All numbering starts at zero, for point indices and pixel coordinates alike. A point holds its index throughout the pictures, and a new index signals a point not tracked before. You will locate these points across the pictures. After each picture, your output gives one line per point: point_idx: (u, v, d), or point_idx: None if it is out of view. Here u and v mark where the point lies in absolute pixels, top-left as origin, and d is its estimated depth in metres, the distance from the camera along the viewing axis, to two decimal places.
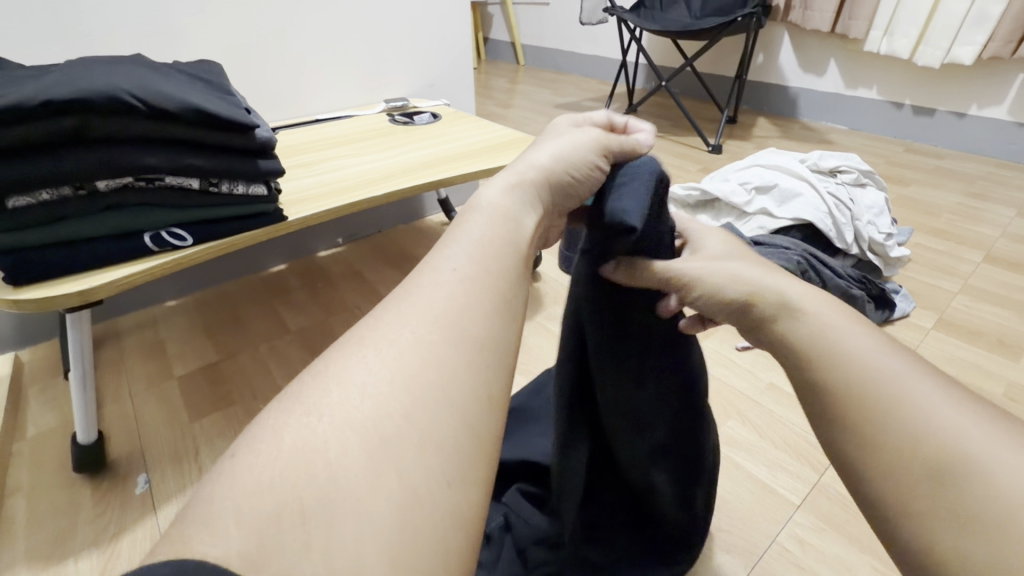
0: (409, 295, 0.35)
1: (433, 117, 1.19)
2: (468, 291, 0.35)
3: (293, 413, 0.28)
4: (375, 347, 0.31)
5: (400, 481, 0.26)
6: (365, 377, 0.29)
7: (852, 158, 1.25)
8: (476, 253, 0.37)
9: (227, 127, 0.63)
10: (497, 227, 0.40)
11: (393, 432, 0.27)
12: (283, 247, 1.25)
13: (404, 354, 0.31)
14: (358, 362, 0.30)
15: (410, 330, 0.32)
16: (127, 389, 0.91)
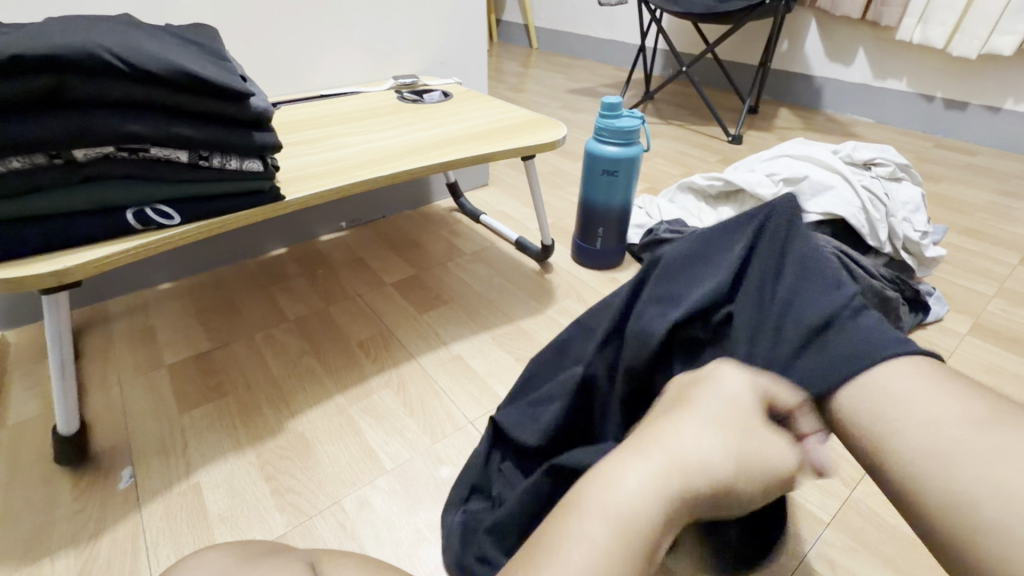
0: (624, 463, 0.41)
1: (443, 95, 1.12)
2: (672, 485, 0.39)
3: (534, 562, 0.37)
4: (562, 548, 0.37)
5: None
6: (584, 532, 0.37)
7: (887, 150, 1.18)
8: (686, 449, 0.41)
9: (218, 93, 0.57)
10: (673, 449, 0.41)
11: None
12: (283, 231, 1.20)
13: (613, 519, 0.37)
14: (578, 521, 0.38)
15: (594, 526, 0.37)
16: (115, 376, 0.86)
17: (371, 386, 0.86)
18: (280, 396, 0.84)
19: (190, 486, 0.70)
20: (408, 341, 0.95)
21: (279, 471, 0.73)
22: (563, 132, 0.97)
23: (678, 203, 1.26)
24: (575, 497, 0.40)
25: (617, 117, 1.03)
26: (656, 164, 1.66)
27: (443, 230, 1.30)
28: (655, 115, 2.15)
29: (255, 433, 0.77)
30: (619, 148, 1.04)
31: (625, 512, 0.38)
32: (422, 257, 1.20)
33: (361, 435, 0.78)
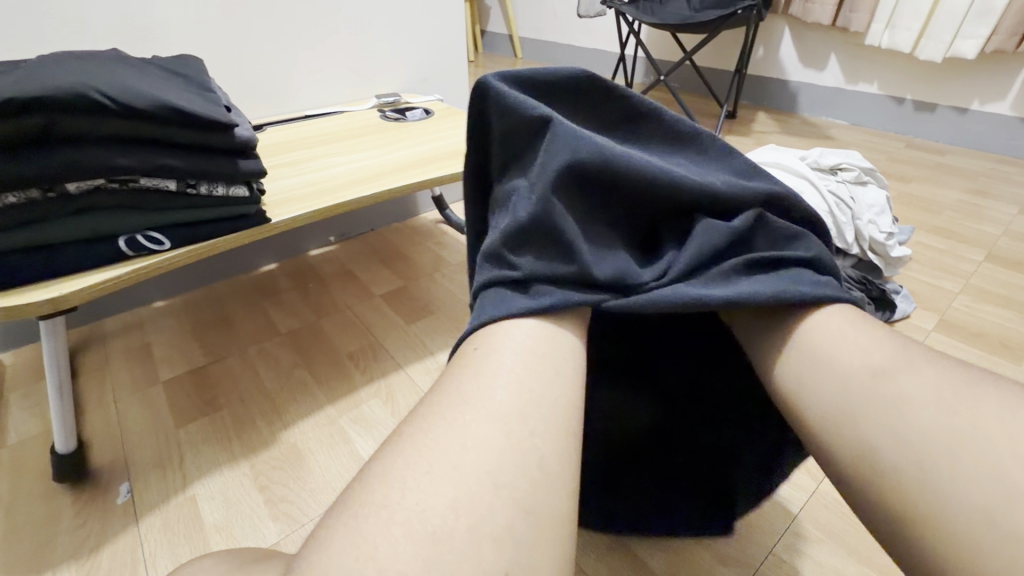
0: (455, 404, 0.35)
1: (425, 112, 1.16)
2: (516, 425, 0.34)
3: (342, 529, 0.29)
4: (454, 417, 0.34)
5: (468, 531, 0.29)
6: (401, 479, 0.31)
7: (853, 155, 1.23)
8: (516, 382, 0.36)
9: (204, 126, 0.60)
10: (489, 411, 0.34)
11: (446, 525, 0.29)
12: (273, 248, 1.23)
13: (443, 465, 0.31)
14: (392, 471, 0.31)
15: (413, 483, 0.30)
16: (111, 394, 0.89)
17: (360, 397, 0.89)
18: (272, 409, 0.86)
19: (187, 498, 0.73)
20: (396, 352, 0.99)
21: (273, 481, 0.76)
22: None
23: None
24: (389, 458, 0.32)
25: None
26: None
27: (430, 242, 1.34)
28: None
29: (249, 445, 0.80)
30: None
31: (524, 395, 0.36)
32: (409, 268, 1.23)
33: (351, 444, 0.81)
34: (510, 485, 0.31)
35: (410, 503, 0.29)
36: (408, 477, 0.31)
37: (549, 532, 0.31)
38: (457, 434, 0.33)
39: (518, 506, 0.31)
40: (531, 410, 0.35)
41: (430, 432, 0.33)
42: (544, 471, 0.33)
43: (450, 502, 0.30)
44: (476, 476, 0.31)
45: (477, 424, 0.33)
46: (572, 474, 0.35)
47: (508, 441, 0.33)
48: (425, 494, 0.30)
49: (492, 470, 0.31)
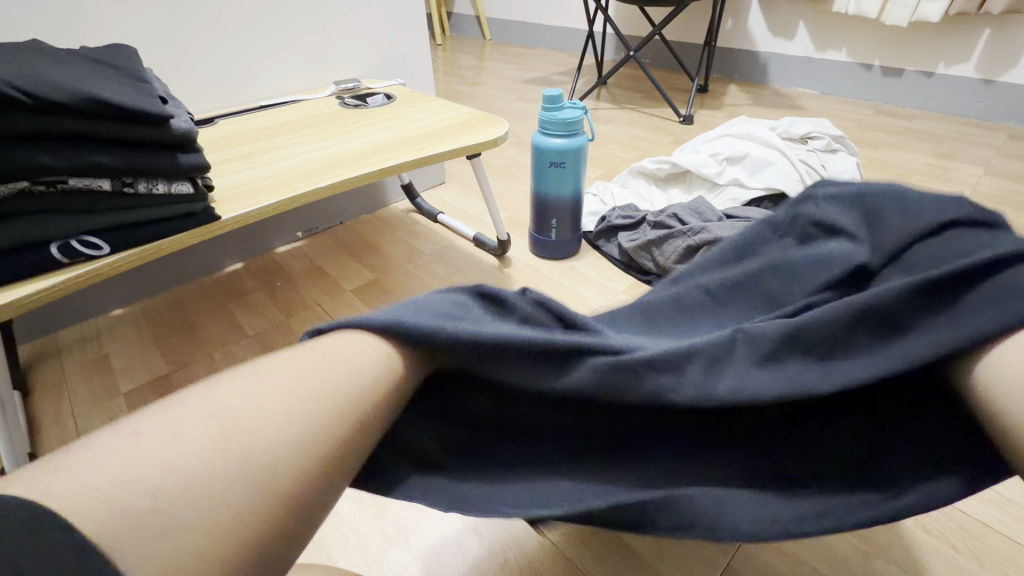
0: (280, 365, 0.37)
1: (387, 97, 1.12)
2: (320, 392, 0.36)
3: (145, 425, 0.31)
4: (279, 373, 0.36)
5: (235, 465, 0.30)
6: (210, 408, 0.33)
7: (822, 123, 1.22)
8: (339, 358, 0.38)
9: (134, 118, 0.56)
10: (305, 375, 0.36)
11: (229, 449, 0.31)
12: (236, 246, 1.18)
13: (250, 406, 0.33)
14: (206, 402, 0.33)
15: (219, 414, 0.32)
16: (68, 409, 0.85)
17: None
18: None
19: None
20: None
21: None
22: (506, 127, 0.98)
23: (631, 187, 1.28)
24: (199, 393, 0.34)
25: (559, 110, 1.04)
26: (611, 150, 1.71)
27: (401, 231, 1.31)
28: (608, 101, 2.17)
29: None
30: (565, 139, 1.05)
31: (324, 367, 0.37)
32: (382, 261, 1.19)
33: None
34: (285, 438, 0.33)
35: (154, 436, 0.30)
36: (217, 407, 0.33)
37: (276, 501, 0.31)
38: (275, 385, 0.35)
39: (280, 475, 0.31)
40: (320, 385, 0.36)
41: (204, 392, 0.34)
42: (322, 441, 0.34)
43: (234, 439, 0.31)
44: (269, 425, 0.33)
45: (294, 385, 0.35)
46: (363, 440, 0.37)
47: (315, 404, 0.35)
48: (205, 427, 0.31)
49: (289, 419, 0.34)
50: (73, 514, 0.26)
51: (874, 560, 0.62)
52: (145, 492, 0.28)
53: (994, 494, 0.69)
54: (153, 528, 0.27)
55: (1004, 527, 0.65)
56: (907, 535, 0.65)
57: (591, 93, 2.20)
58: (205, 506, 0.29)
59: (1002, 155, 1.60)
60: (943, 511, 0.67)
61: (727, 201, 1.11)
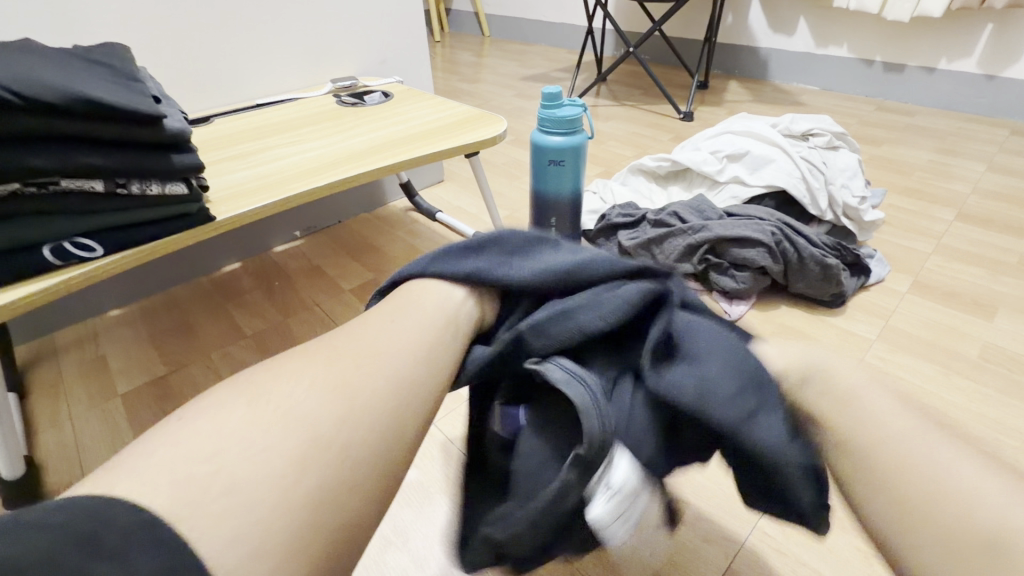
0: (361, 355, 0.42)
1: (384, 95, 1.11)
2: (382, 390, 0.40)
3: (237, 407, 0.36)
4: (363, 362, 0.41)
5: (307, 458, 0.35)
6: (291, 400, 0.37)
7: (824, 119, 1.21)
8: (407, 354, 0.43)
9: (126, 118, 0.55)
10: (379, 367, 0.41)
11: (312, 440, 0.35)
12: (234, 246, 1.18)
13: (325, 399, 0.38)
14: (286, 393, 0.38)
15: (304, 405, 0.37)
16: (65, 411, 0.84)
17: None
18: None
19: None
20: None
21: None
22: (504, 125, 0.97)
23: (631, 185, 1.27)
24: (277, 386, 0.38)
25: (558, 107, 1.03)
26: (610, 148, 1.69)
27: (400, 230, 1.30)
28: (608, 97, 2.16)
29: None
30: (564, 136, 1.04)
31: (397, 363, 0.42)
32: (380, 260, 1.19)
33: None
34: (347, 430, 0.37)
35: (246, 416, 0.36)
36: (297, 398, 0.37)
37: (371, 479, 0.37)
38: (354, 376, 0.40)
39: (339, 466, 0.35)
40: (392, 381, 0.41)
41: (287, 378, 0.39)
42: (387, 437, 0.38)
43: (309, 435, 0.36)
44: (341, 419, 0.37)
45: (369, 377, 0.40)
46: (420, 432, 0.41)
47: (383, 400, 0.40)
48: (283, 416, 0.36)
49: (361, 412, 0.38)
50: (177, 510, 0.30)
51: (877, 562, 0.62)
52: (245, 469, 0.33)
53: None
54: (256, 502, 0.32)
55: None
56: None
57: (591, 90, 2.19)
58: (299, 484, 0.33)
59: (1004, 152, 1.59)
60: None
61: (728, 199, 1.10)
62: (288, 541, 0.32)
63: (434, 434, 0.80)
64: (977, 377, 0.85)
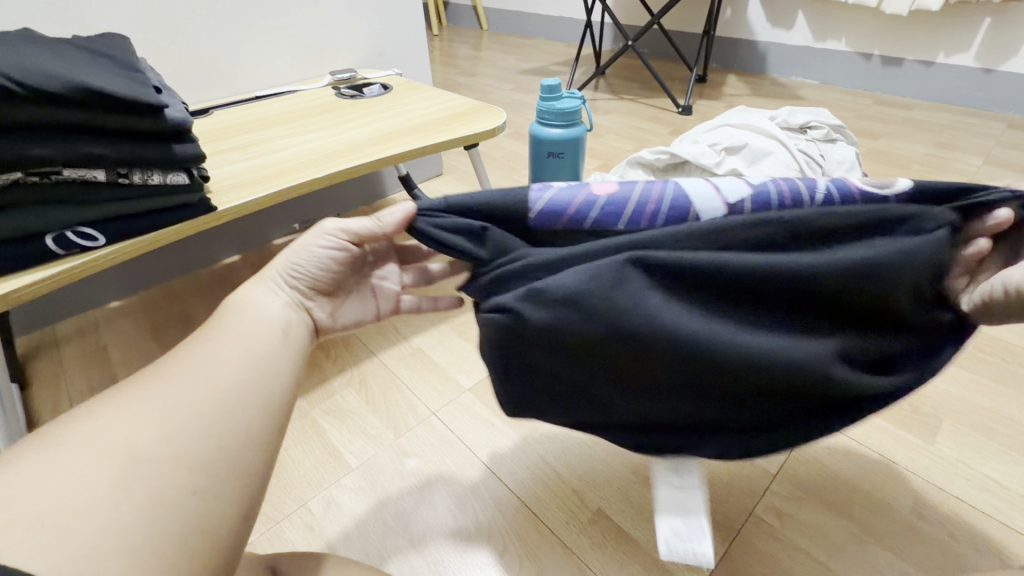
0: (188, 368, 0.45)
1: (383, 88, 1.11)
2: (214, 401, 0.43)
3: (63, 446, 0.38)
4: (196, 373, 0.45)
5: (151, 472, 0.38)
6: (118, 425, 0.39)
7: (822, 112, 1.22)
8: (243, 361, 0.47)
9: (128, 108, 0.55)
10: (216, 380, 0.45)
11: (144, 457, 0.38)
12: (232, 238, 1.18)
13: (163, 416, 0.41)
14: (114, 418, 0.40)
15: (130, 425, 0.40)
16: (66, 402, 0.85)
17: (332, 387, 0.86)
18: None
19: None
20: (368, 340, 0.96)
21: None
22: (504, 117, 0.97)
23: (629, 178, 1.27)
24: (94, 418, 0.40)
25: (557, 100, 1.03)
26: (609, 141, 1.70)
27: None
28: (607, 91, 2.16)
29: None
30: (563, 129, 1.04)
31: (225, 384, 0.45)
32: None
33: (325, 437, 0.78)
34: (181, 438, 0.40)
35: (69, 470, 0.36)
36: (123, 420, 0.40)
37: (232, 483, 0.42)
38: (188, 385, 0.43)
39: (192, 471, 0.40)
40: (233, 387, 0.45)
41: (103, 423, 0.39)
42: (244, 435, 0.44)
43: (134, 453, 0.38)
44: (173, 429, 0.40)
45: (202, 391, 0.44)
46: (267, 432, 0.46)
47: (214, 410, 0.43)
48: (121, 438, 0.39)
49: (204, 421, 0.42)
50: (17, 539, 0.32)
51: (870, 547, 0.63)
52: (79, 495, 0.35)
53: (992, 482, 0.69)
54: (93, 520, 0.34)
55: (1000, 514, 0.66)
56: (903, 521, 0.66)
57: (589, 84, 2.19)
58: (138, 494, 0.37)
59: (1000, 145, 1.60)
60: (939, 499, 0.68)
61: None
62: (142, 547, 0.35)
63: (433, 423, 0.81)
64: (971, 367, 0.86)
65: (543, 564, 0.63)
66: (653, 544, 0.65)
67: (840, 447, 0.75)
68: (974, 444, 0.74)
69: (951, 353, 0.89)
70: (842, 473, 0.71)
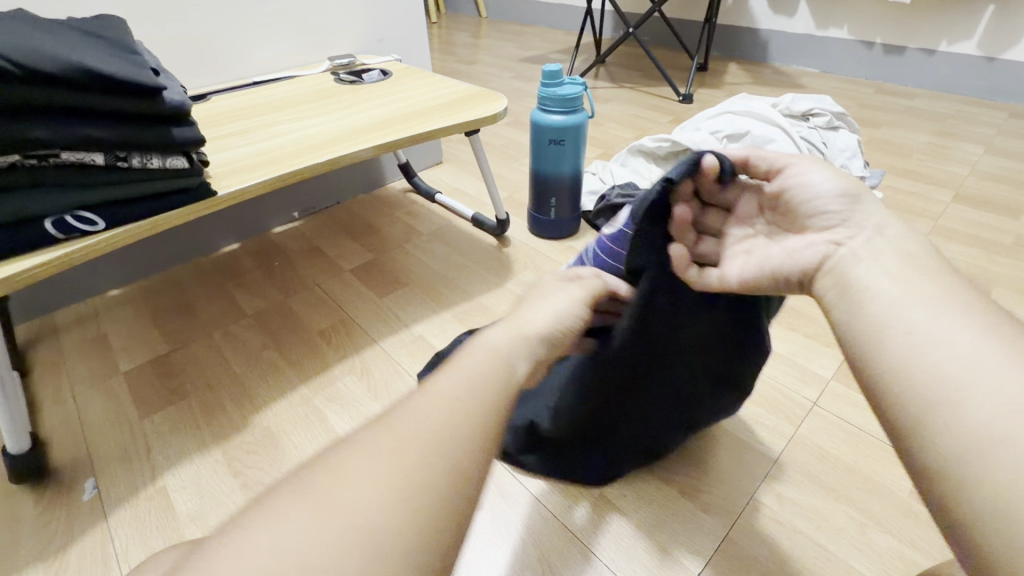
0: (413, 400, 0.35)
1: (383, 74, 1.09)
2: (440, 434, 0.33)
3: (289, 501, 0.29)
4: (407, 404, 0.34)
5: (382, 539, 0.28)
6: (355, 472, 0.30)
7: (824, 99, 1.21)
8: (467, 379, 0.36)
9: (127, 90, 0.54)
10: (432, 410, 0.34)
11: (377, 519, 0.28)
12: (231, 226, 1.17)
13: (390, 453, 0.31)
14: (350, 460, 0.31)
15: (362, 472, 0.30)
16: (67, 389, 0.84)
17: (335, 374, 0.86)
18: (242, 393, 0.83)
19: (157, 490, 0.70)
20: (370, 327, 0.96)
21: (247, 467, 0.73)
22: (505, 103, 0.96)
23: (630, 167, 1.28)
24: (320, 466, 0.31)
25: (559, 86, 1.02)
26: (610, 129, 1.69)
27: (399, 212, 1.29)
28: (607, 79, 2.14)
29: (219, 431, 0.77)
30: (565, 116, 1.03)
31: (453, 429, 0.33)
32: (380, 241, 1.19)
33: (328, 424, 0.78)
34: (403, 478, 0.30)
35: (288, 524, 0.28)
36: (349, 465, 0.31)
37: (446, 529, 0.30)
38: (410, 418, 0.33)
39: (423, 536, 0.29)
40: (450, 420, 0.34)
41: (332, 461, 0.31)
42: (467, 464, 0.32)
43: (362, 513, 0.28)
44: (391, 471, 0.30)
45: (424, 423, 0.33)
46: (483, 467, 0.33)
47: (428, 445, 0.32)
48: (350, 488, 0.29)
49: (427, 455, 0.31)
50: None
51: (870, 530, 0.64)
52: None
53: None
54: None
55: None
56: (902, 505, 0.66)
57: (590, 72, 2.17)
58: (379, 568, 0.27)
59: (1001, 134, 1.59)
60: None
61: None
62: None
63: None
64: None
65: (545, 549, 0.64)
66: (655, 527, 0.65)
67: (840, 432, 0.75)
68: None
69: None
70: (842, 458, 0.72)
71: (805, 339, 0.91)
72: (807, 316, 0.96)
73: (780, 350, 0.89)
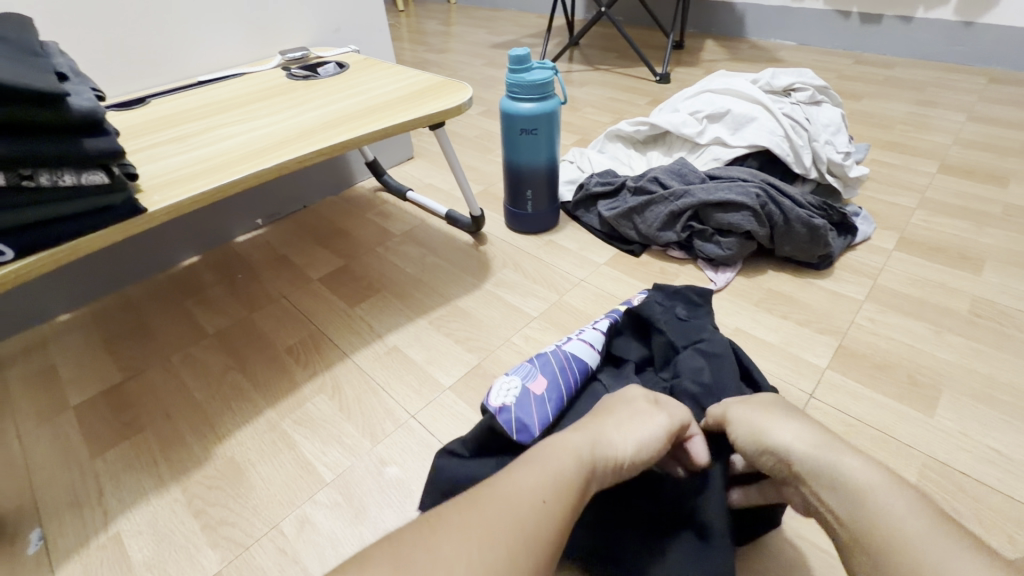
0: (494, 487, 0.42)
1: (339, 66, 1.02)
2: (522, 518, 0.39)
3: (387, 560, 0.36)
4: (496, 492, 0.41)
5: None
6: (446, 545, 0.37)
7: (804, 73, 1.17)
8: (549, 474, 0.43)
9: (22, 99, 0.47)
10: (511, 498, 0.41)
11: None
12: (189, 238, 1.09)
13: (482, 527, 0.38)
14: (440, 534, 0.37)
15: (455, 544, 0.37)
16: (13, 428, 0.78)
17: (304, 394, 0.80)
18: (203, 421, 0.77)
19: (110, 537, 0.64)
20: (340, 340, 0.90)
21: (209, 504, 0.67)
22: (470, 93, 0.90)
23: (609, 153, 1.23)
24: (416, 533, 0.38)
25: (528, 71, 0.95)
26: (587, 114, 1.63)
27: (370, 213, 1.23)
28: (582, 63, 2.07)
29: (178, 466, 0.71)
30: (536, 102, 0.97)
31: (529, 506, 0.40)
32: (350, 245, 1.12)
33: (297, 450, 0.73)
34: (486, 540, 0.37)
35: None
36: (446, 535, 0.37)
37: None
38: (499, 496, 0.41)
39: None
40: (522, 501, 0.41)
41: (443, 519, 0.39)
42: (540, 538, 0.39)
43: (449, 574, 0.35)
44: (476, 541, 0.37)
45: (506, 510, 0.40)
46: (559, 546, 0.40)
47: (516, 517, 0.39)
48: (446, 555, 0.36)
49: (506, 535, 0.38)
50: None
51: None
52: None
53: (994, 453, 0.67)
54: None
55: (1001, 484, 0.64)
56: None
57: (563, 56, 2.10)
58: None
59: (982, 100, 1.56)
60: (942, 474, 0.65)
61: (709, 161, 1.08)
62: None
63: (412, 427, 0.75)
64: (966, 332, 0.83)
65: None
66: None
67: (839, 425, 0.72)
68: (973, 414, 0.72)
69: (945, 319, 0.86)
70: None
71: (797, 327, 0.87)
72: (798, 302, 0.92)
73: (772, 340, 0.85)
